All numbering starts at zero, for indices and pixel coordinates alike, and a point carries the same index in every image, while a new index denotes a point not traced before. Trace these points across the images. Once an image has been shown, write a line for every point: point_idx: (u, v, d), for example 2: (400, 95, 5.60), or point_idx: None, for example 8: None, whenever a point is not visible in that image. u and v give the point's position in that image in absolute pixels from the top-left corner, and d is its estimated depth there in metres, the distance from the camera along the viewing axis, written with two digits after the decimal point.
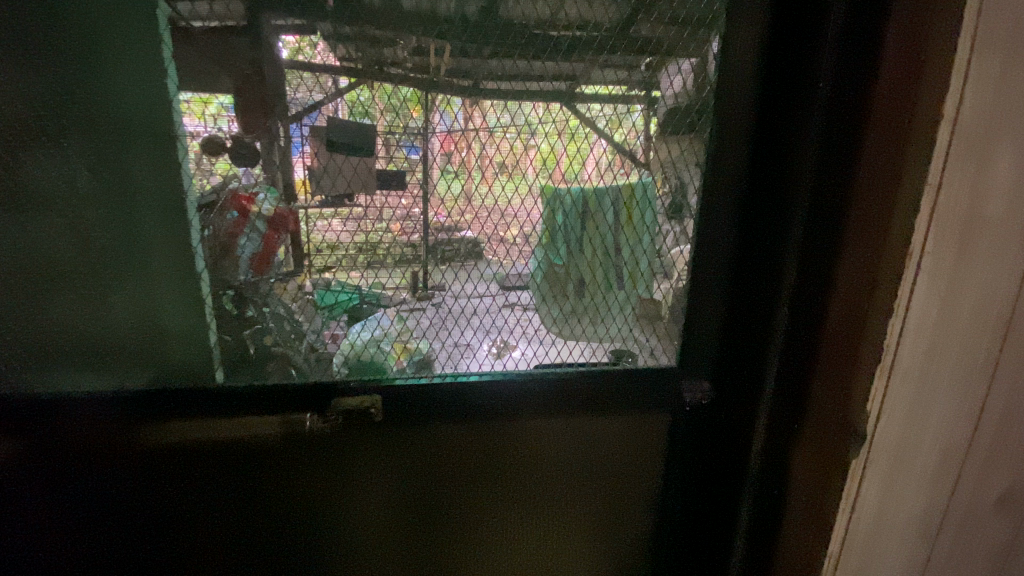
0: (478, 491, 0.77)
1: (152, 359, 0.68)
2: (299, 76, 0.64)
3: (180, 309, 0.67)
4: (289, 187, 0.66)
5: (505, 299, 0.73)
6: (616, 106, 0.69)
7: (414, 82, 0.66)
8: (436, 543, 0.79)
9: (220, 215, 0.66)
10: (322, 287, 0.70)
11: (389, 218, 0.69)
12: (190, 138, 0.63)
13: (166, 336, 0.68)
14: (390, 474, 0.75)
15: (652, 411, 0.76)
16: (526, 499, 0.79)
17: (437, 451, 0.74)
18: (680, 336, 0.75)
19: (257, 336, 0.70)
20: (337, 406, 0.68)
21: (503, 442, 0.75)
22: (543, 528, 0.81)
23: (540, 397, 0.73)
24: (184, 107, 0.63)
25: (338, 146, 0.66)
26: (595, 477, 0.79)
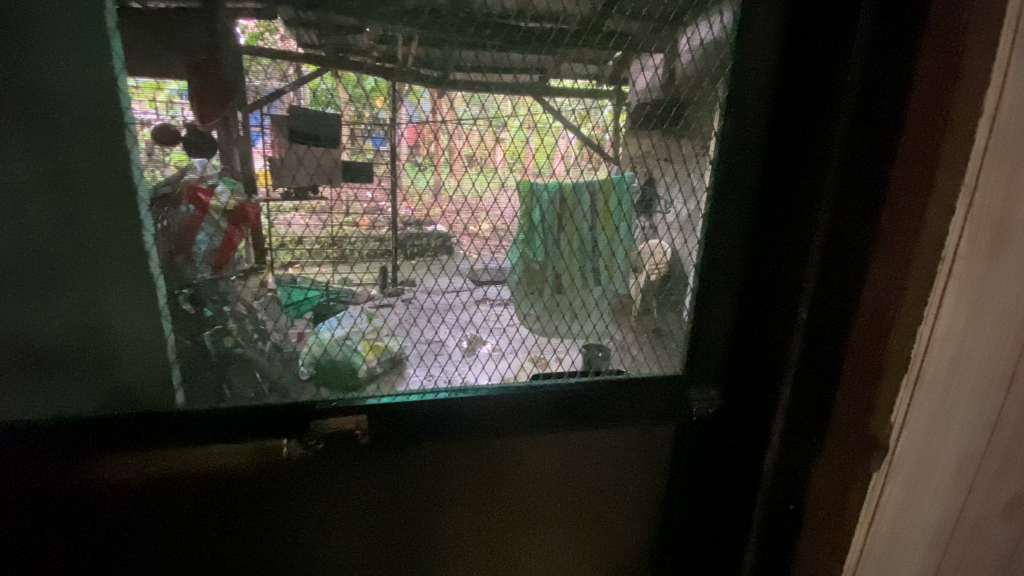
0: (465, 500, 0.76)
1: (112, 373, 0.63)
2: (257, 62, 0.60)
3: (139, 317, 0.63)
4: (249, 180, 0.62)
5: (478, 294, 0.71)
6: (584, 100, 0.68)
7: (381, 72, 0.63)
8: (425, 556, 0.77)
9: (174, 208, 0.61)
10: (285, 283, 0.66)
11: (356, 211, 0.66)
12: (139, 127, 0.59)
13: (116, 342, 0.63)
14: (371, 491, 0.72)
15: (643, 412, 0.76)
16: (513, 505, 0.78)
17: (433, 471, 0.73)
18: (649, 329, 0.77)
19: (218, 336, 0.66)
20: (317, 431, 0.66)
21: (495, 458, 0.74)
22: (529, 534, 0.80)
23: (534, 411, 0.73)
24: (132, 94, 0.58)
25: (299, 135, 0.63)
26: (579, 477, 0.78)
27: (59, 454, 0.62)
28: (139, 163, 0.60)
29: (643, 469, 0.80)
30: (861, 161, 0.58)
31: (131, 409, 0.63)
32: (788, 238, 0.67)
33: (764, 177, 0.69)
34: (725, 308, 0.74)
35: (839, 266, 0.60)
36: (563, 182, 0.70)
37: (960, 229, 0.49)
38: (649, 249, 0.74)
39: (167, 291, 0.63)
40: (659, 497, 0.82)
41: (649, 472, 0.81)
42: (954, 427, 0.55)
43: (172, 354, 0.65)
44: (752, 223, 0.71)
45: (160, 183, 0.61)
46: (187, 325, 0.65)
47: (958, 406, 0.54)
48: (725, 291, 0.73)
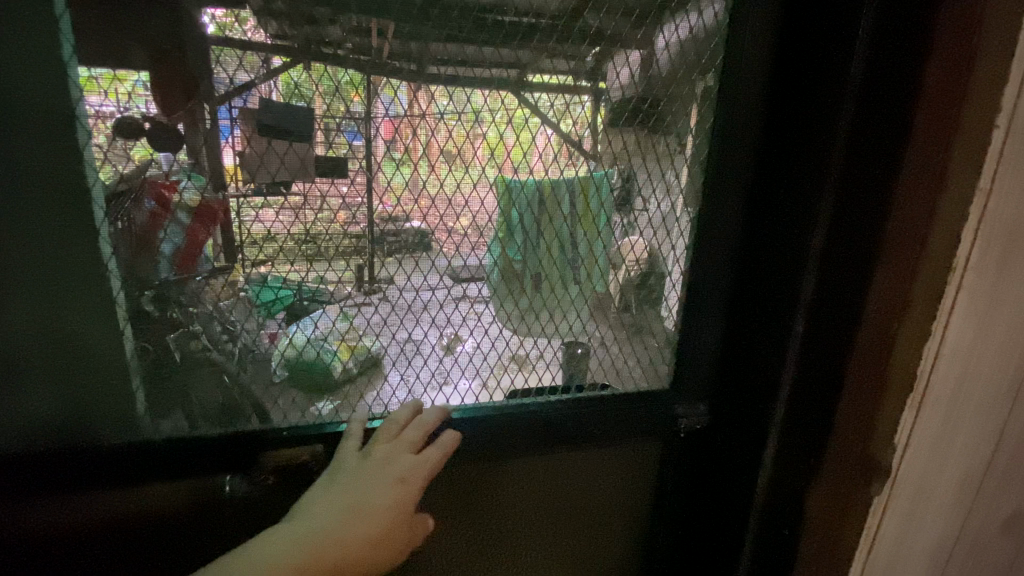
0: (454, 514, 0.74)
1: (73, 386, 0.59)
2: (227, 54, 0.57)
3: (96, 324, 0.58)
4: (217, 175, 0.59)
5: (457, 291, 0.70)
6: (563, 97, 0.67)
7: (355, 65, 0.60)
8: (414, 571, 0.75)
9: (135, 206, 0.57)
10: (258, 282, 0.63)
11: (330, 207, 0.63)
12: (93, 120, 0.55)
13: (72, 352, 0.58)
14: None
15: (632, 415, 0.75)
16: (502, 513, 0.77)
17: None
18: (626, 328, 0.76)
19: (183, 340, 0.62)
20: (266, 463, 0.63)
21: (477, 467, 0.73)
22: (518, 544, 0.79)
23: (529, 430, 0.72)
24: (87, 85, 0.54)
25: (270, 130, 0.60)
26: (570, 482, 0.78)
27: (16, 478, 0.58)
28: (93, 158, 0.55)
29: (630, 468, 0.80)
30: (855, 165, 0.57)
31: (93, 424, 0.60)
32: (772, 237, 0.66)
33: (754, 174, 0.69)
34: (714, 310, 0.74)
35: (835, 265, 0.59)
36: (541, 179, 0.68)
37: (973, 241, 0.48)
38: (626, 247, 0.73)
39: (127, 297, 0.59)
40: (644, 496, 0.82)
41: (636, 472, 0.80)
42: (965, 420, 0.55)
43: (137, 364, 0.61)
44: (745, 225, 0.71)
45: (116, 181, 0.57)
46: (149, 330, 0.61)
47: (962, 422, 0.55)
48: (711, 291, 0.73)
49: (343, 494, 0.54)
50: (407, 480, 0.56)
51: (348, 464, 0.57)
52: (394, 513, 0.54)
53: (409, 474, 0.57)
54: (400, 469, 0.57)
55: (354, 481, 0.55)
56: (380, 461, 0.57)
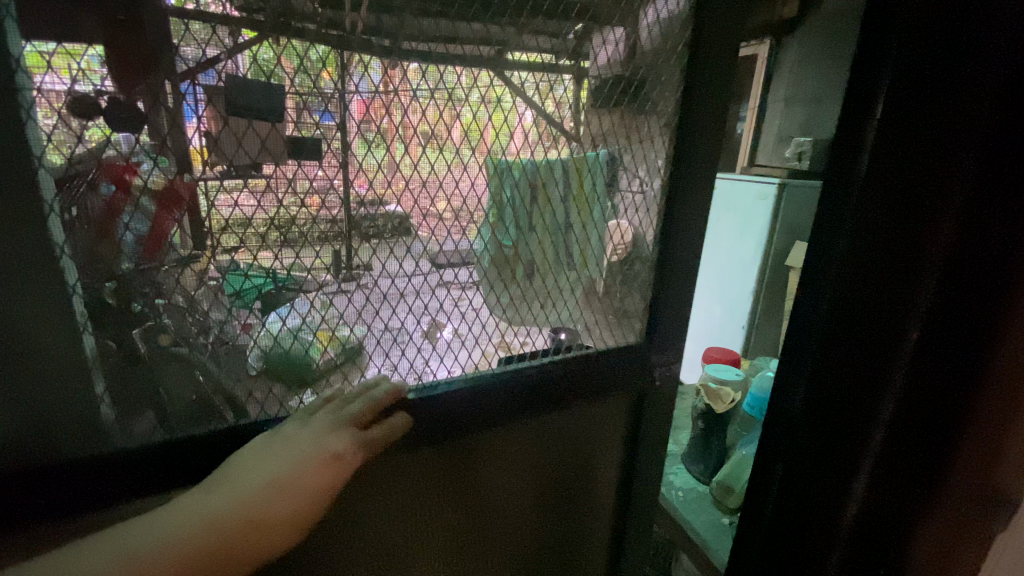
0: (461, 487, 0.75)
1: (36, 404, 0.51)
2: (186, 27, 0.50)
3: (52, 334, 0.50)
4: (183, 157, 0.52)
5: (438, 277, 0.69)
6: (544, 76, 0.67)
7: (329, 40, 0.56)
8: (442, 539, 0.78)
9: (89, 191, 0.50)
10: (231, 271, 0.58)
11: (304, 191, 0.58)
12: (37, 99, 0.46)
13: (25, 370, 0.50)
14: (364, 509, 0.69)
15: (609, 375, 0.80)
16: (512, 476, 0.79)
17: (399, 480, 0.70)
18: (607, 305, 0.82)
19: (149, 335, 0.56)
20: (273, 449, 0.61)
21: (477, 455, 0.74)
22: (534, 500, 0.83)
23: (523, 389, 0.74)
24: (34, 60, 0.45)
25: (243, 109, 0.54)
26: (565, 441, 0.81)
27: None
28: (35, 138, 0.47)
29: (606, 437, 0.85)
30: (984, 202, 0.58)
31: (60, 446, 0.52)
32: None
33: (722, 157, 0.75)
34: (685, 281, 0.80)
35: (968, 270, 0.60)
36: (537, 160, 0.69)
37: None
38: (612, 231, 0.78)
39: (89, 290, 0.52)
40: (622, 458, 0.88)
41: (611, 438, 0.86)
42: None
43: (105, 371, 0.55)
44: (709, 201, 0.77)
45: (65, 162, 0.48)
46: (112, 328, 0.54)
47: None
48: (683, 263, 0.79)
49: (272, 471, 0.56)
50: (341, 458, 0.60)
51: (282, 439, 0.58)
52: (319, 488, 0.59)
53: (345, 451, 0.60)
54: (338, 446, 0.60)
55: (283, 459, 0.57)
56: (314, 443, 0.59)
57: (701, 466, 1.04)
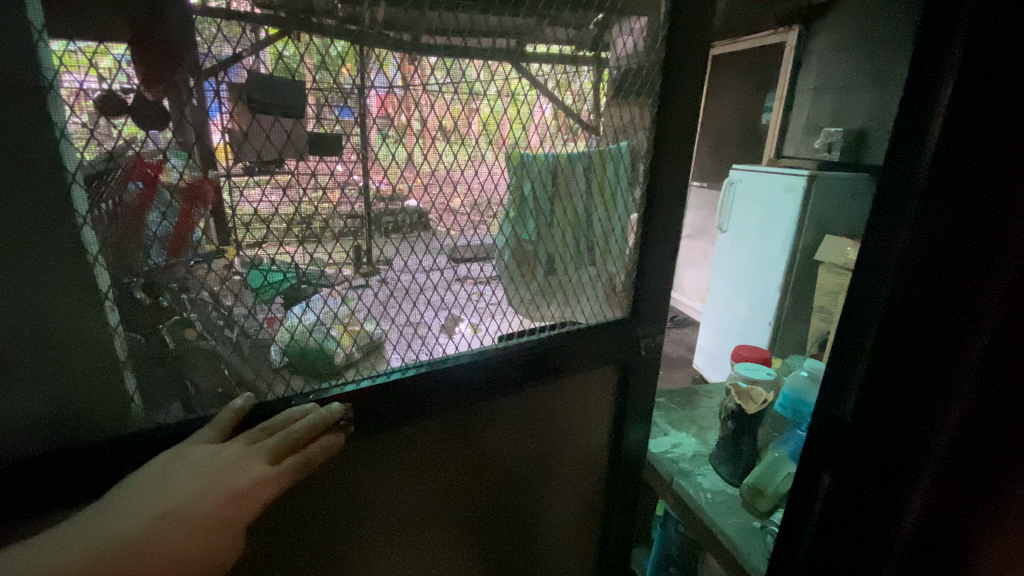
0: (488, 450, 0.77)
1: (60, 401, 0.51)
2: (213, 25, 0.50)
3: (84, 332, 0.51)
4: (207, 154, 0.53)
5: (456, 273, 0.69)
6: (565, 67, 0.68)
7: (347, 36, 0.56)
8: (474, 502, 0.80)
9: (118, 188, 0.50)
10: (254, 266, 0.58)
11: (324, 185, 0.58)
12: (69, 98, 0.46)
13: (59, 369, 0.50)
14: (396, 476, 0.71)
15: (603, 361, 0.82)
16: (536, 439, 0.81)
17: (388, 470, 0.70)
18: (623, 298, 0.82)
19: (176, 330, 0.56)
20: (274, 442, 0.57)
21: (465, 442, 0.74)
22: (560, 460, 0.86)
23: (535, 358, 0.75)
24: (66, 59, 0.45)
25: (264, 106, 0.54)
26: (580, 404, 0.84)
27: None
28: (66, 137, 0.46)
29: (596, 422, 0.87)
30: None
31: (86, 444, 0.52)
32: None
33: None
34: None
35: None
36: (557, 154, 0.70)
37: None
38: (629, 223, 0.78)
39: (117, 286, 0.52)
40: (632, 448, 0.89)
41: (597, 423, 0.87)
42: None
43: (136, 368, 0.55)
44: None
45: (95, 161, 0.48)
46: (141, 321, 0.54)
47: None
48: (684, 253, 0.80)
49: (172, 497, 0.51)
50: (243, 496, 0.54)
51: (189, 461, 0.53)
52: (211, 529, 0.53)
53: (249, 489, 0.54)
54: (241, 482, 0.54)
55: (188, 482, 0.52)
56: (223, 469, 0.53)
57: (730, 467, 0.99)
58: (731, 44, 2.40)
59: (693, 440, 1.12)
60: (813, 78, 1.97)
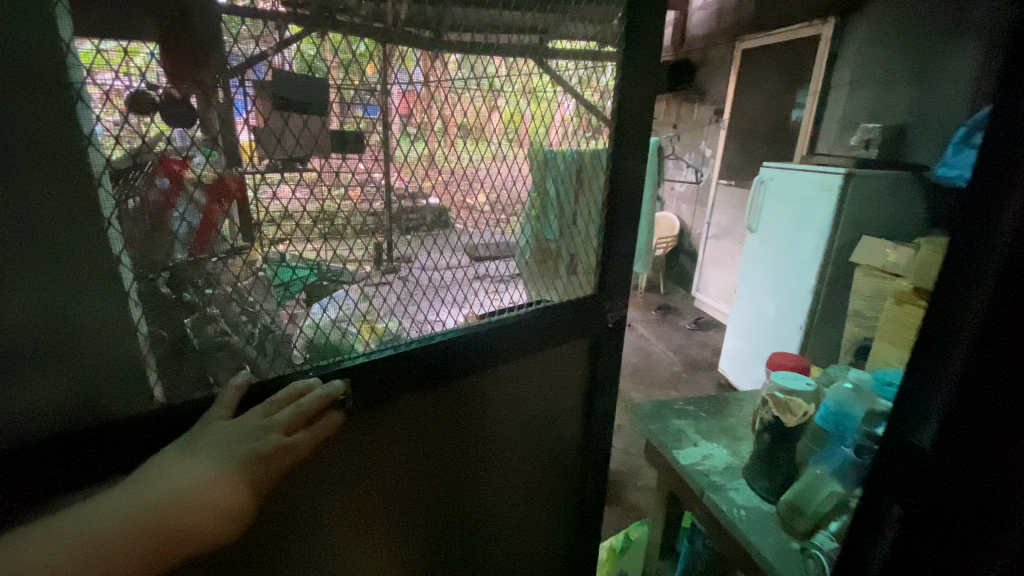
0: (473, 425, 0.77)
1: (93, 407, 0.49)
2: (236, 23, 0.49)
3: (113, 332, 0.50)
4: (232, 150, 0.51)
5: (476, 270, 0.72)
6: (587, 64, 0.71)
7: (370, 34, 0.56)
8: (455, 479, 0.79)
9: (145, 184, 0.48)
10: (276, 264, 0.57)
11: (347, 184, 0.58)
12: (98, 96, 0.45)
13: (94, 374, 0.49)
14: (379, 455, 0.69)
15: (577, 337, 0.82)
16: (520, 414, 0.82)
17: (364, 454, 0.67)
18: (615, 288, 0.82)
19: (199, 326, 0.55)
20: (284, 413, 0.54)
21: (444, 421, 0.73)
22: (538, 438, 0.86)
23: (527, 334, 0.75)
24: (95, 58, 0.44)
25: (290, 102, 0.53)
26: (558, 381, 0.84)
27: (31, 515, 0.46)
28: (93, 134, 0.45)
29: (567, 401, 0.87)
30: None
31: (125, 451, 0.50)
32: None
33: None
34: None
35: None
36: (580, 150, 0.74)
37: None
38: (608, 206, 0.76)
39: (141, 279, 0.50)
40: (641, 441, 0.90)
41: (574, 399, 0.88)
42: None
43: (161, 368, 0.53)
44: None
45: (122, 158, 0.47)
46: (162, 315, 0.53)
47: None
48: None
49: (193, 472, 0.47)
50: (266, 461, 0.52)
51: (209, 437, 0.50)
52: (234, 499, 0.49)
53: (272, 455, 0.52)
54: (264, 447, 0.51)
55: (215, 458, 0.48)
56: (247, 435, 0.51)
57: (767, 483, 0.81)
58: (758, 39, 2.34)
59: (726, 453, 0.93)
60: (849, 74, 1.91)
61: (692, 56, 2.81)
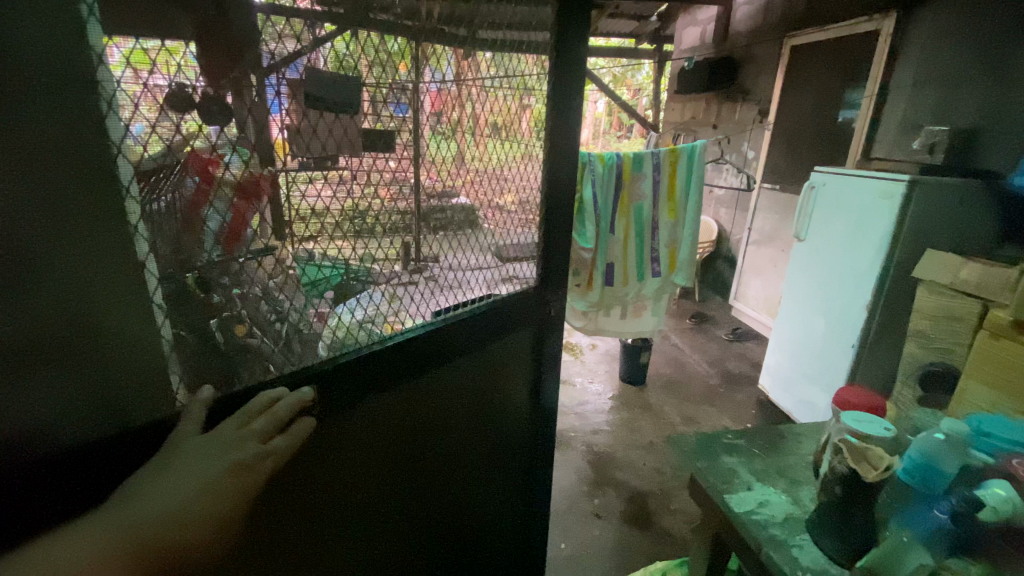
0: (449, 414, 0.75)
1: (116, 413, 0.44)
2: (275, 23, 0.47)
3: (139, 338, 0.45)
4: (266, 149, 0.49)
5: (502, 270, 0.79)
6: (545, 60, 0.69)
7: (403, 32, 0.56)
8: (433, 470, 0.77)
9: (177, 184, 0.45)
10: (305, 260, 0.55)
11: (378, 182, 0.58)
12: (137, 94, 0.41)
13: (121, 380, 0.44)
14: (356, 454, 0.64)
15: None
16: (489, 402, 0.81)
17: (327, 469, 0.61)
18: None
19: (226, 327, 0.51)
20: (258, 422, 0.51)
21: (410, 423, 0.69)
22: (507, 423, 0.86)
23: (501, 319, 0.75)
24: (137, 55, 0.41)
25: (322, 102, 0.51)
26: (519, 368, 0.84)
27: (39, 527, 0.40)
28: (128, 131, 0.41)
29: (514, 397, 0.84)
30: None
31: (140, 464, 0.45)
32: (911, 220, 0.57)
33: None
34: None
35: None
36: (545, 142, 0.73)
37: None
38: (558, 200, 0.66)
39: (169, 280, 0.46)
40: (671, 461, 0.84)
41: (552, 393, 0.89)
42: None
43: (185, 376, 0.49)
44: None
45: (154, 156, 0.43)
46: (188, 316, 0.48)
47: None
48: None
49: (169, 492, 0.44)
50: (243, 470, 0.49)
51: (182, 453, 0.45)
52: (216, 510, 0.47)
53: (250, 463, 0.50)
54: (241, 457, 0.49)
55: (195, 473, 0.45)
56: (223, 447, 0.47)
57: (840, 542, 0.57)
58: (808, 35, 2.23)
59: (785, 499, 0.68)
60: (910, 72, 1.79)
61: (734, 54, 2.72)
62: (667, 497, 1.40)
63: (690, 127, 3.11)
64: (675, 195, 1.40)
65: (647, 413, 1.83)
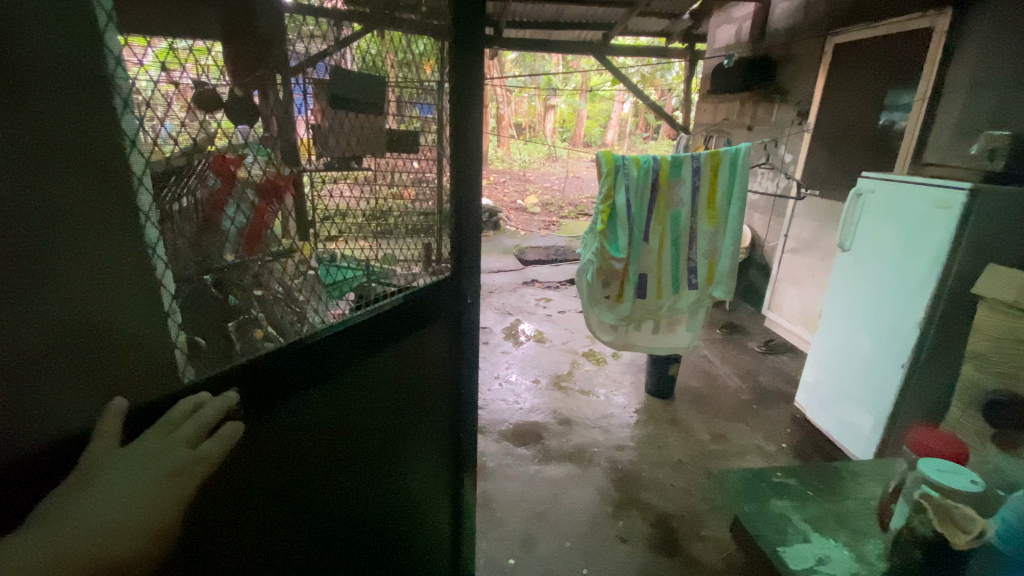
0: (393, 403, 0.65)
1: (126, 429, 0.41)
2: (302, 21, 0.46)
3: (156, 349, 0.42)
4: (291, 150, 0.48)
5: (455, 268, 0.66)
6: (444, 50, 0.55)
7: (429, 32, 0.56)
8: (372, 468, 0.66)
9: (195, 183, 0.42)
10: (325, 262, 0.55)
11: (400, 182, 0.59)
12: (169, 95, 0.39)
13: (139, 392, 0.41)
14: (280, 456, 0.53)
15: None
16: (429, 390, 0.71)
17: (244, 479, 0.50)
18: None
19: (245, 330, 0.48)
20: (190, 423, 0.41)
21: (344, 424, 0.59)
22: (449, 410, 0.77)
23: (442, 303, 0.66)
24: (168, 56, 0.38)
25: (347, 102, 0.50)
26: (454, 358, 0.73)
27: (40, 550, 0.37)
28: (155, 133, 0.39)
29: (448, 391, 0.75)
30: None
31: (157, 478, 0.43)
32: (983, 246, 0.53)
33: None
34: None
35: None
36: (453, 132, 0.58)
37: None
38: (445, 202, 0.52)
39: (184, 283, 0.44)
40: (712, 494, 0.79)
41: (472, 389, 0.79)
42: None
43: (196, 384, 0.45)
44: None
45: (172, 156, 0.40)
46: (199, 319, 0.45)
47: None
48: None
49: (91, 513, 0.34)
50: (178, 477, 0.38)
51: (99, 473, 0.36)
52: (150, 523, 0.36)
53: (183, 468, 0.39)
54: (172, 463, 0.38)
55: (118, 488, 0.35)
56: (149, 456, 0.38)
57: None
58: (851, 35, 2.14)
59: (847, 556, 0.63)
60: (964, 75, 1.70)
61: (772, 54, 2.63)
62: (697, 522, 1.34)
63: (723, 129, 3.03)
64: (715, 202, 1.34)
65: (674, 429, 1.77)
